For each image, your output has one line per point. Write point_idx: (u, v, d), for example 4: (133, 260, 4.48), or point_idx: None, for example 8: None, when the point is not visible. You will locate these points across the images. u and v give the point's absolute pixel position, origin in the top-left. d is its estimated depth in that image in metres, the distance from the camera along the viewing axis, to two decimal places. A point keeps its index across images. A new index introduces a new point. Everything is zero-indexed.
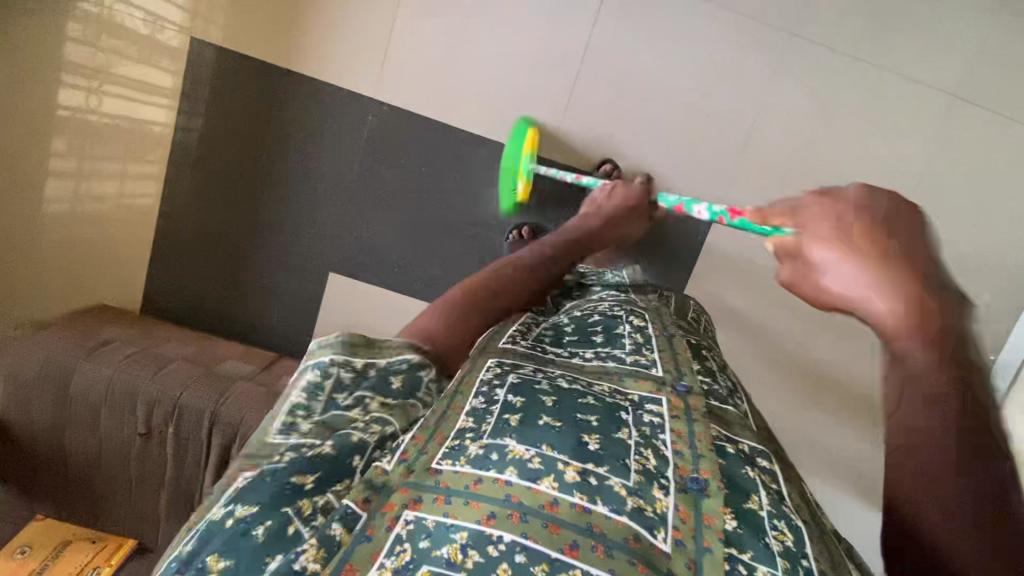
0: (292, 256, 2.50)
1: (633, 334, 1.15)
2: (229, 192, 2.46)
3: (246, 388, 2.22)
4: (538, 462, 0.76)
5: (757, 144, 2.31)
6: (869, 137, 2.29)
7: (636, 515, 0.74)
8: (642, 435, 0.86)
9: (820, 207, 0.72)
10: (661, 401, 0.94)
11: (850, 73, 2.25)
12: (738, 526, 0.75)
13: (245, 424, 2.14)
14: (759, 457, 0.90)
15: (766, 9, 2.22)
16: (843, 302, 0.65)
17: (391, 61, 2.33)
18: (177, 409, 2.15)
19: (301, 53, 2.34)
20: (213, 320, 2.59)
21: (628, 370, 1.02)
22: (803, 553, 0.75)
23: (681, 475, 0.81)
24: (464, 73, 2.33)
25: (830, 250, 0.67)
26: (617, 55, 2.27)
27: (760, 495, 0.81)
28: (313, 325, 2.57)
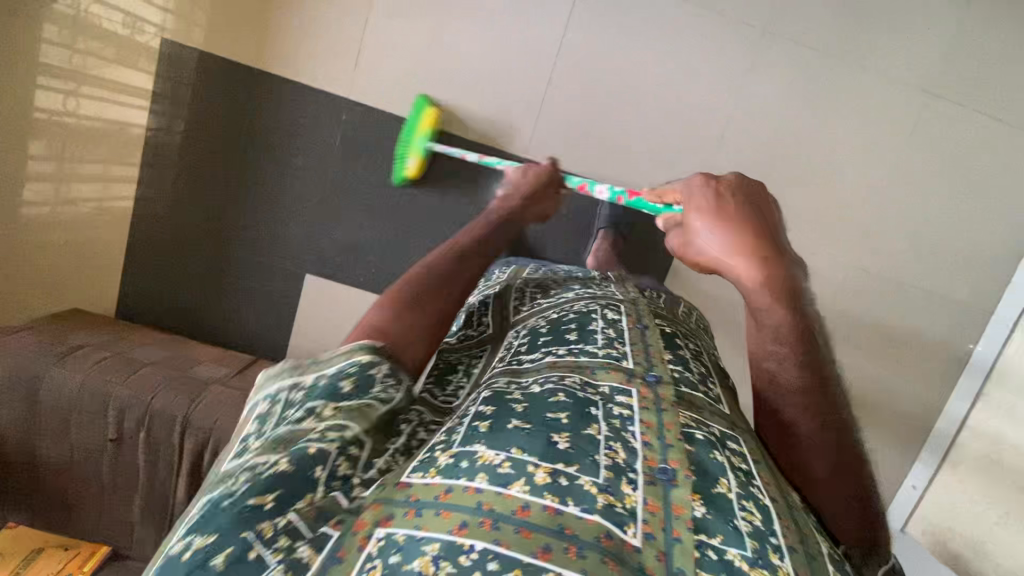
0: (270, 257, 2.50)
1: (606, 329, 1.16)
2: (210, 194, 2.45)
3: (219, 392, 2.23)
4: (507, 466, 0.76)
5: (728, 145, 2.35)
6: (842, 137, 2.31)
7: (606, 510, 0.73)
8: (613, 431, 0.87)
9: (700, 193, 1.09)
10: (631, 392, 0.96)
11: (821, 75, 2.28)
12: (705, 511, 0.76)
13: (217, 428, 2.15)
14: (731, 444, 0.93)
15: (738, 14, 2.26)
16: (710, 259, 1.05)
17: (364, 61, 2.35)
18: (149, 414, 2.15)
19: (277, 53, 2.33)
20: (191, 323, 2.58)
21: (600, 361, 1.03)
22: (771, 531, 0.78)
23: (650, 468, 0.82)
24: (442, 75, 2.35)
25: (704, 224, 1.05)
26: (592, 57, 2.32)
27: (728, 479, 0.83)
28: (292, 325, 2.57)
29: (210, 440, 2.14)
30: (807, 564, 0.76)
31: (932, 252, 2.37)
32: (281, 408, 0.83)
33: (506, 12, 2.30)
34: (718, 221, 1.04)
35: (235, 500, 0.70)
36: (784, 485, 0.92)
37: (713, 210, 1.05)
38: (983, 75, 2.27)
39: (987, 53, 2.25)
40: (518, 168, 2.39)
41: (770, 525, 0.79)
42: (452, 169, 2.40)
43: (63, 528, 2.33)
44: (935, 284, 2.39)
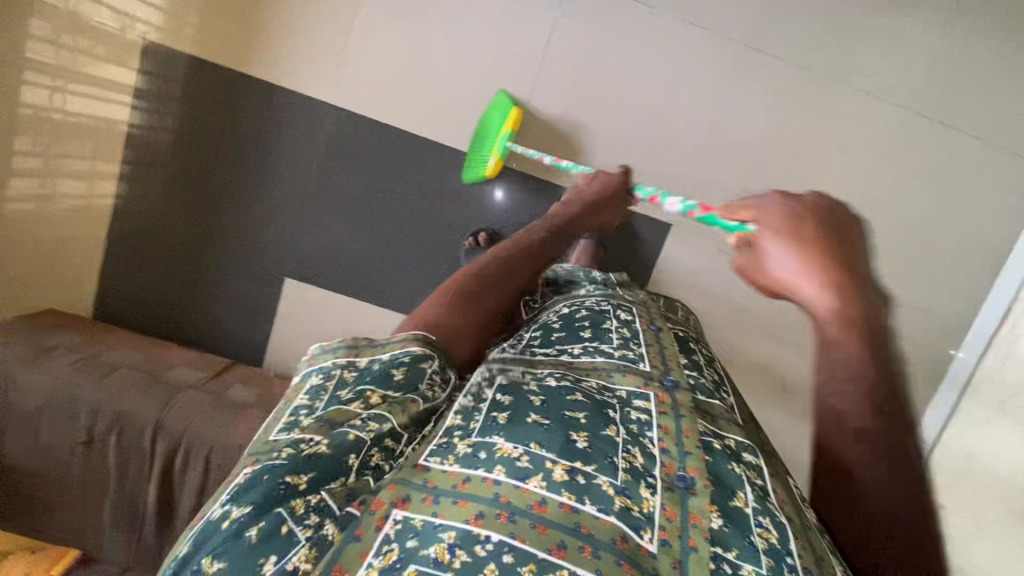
0: (251, 261, 2.46)
1: (621, 331, 1.18)
2: (197, 195, 2.41)
3: (193, 396, 2.20)
4: (526, 461, 0.78)
5: (713, 158, 2.31)
6: (826, 154, 2.31)
7: (622, 512, 0.76)
8: (633, 435, 0.89)
9: (778, 208, 0.88)
10: (649, 397, 0.98)
11: (807, 91, 2.26)
12: (723, 524, 0.77)
13: (190, 431, 2.12)
14: (747, 455, 0.93)
15: (730, 24, 2.21)
16: (783, 284, 0.81)
17: (348, 65, 2.30)
18: (121, 417, 2.11)
19: (263, 56, 2.31)
20: (171, 325, 2.53)
21: (617, 364, 1.06)
22: (789, 551, 0.77)
23: (668, 474, 0.84)
24: (426, 80, 2.30)
25: (779, 243, 0.82)
26: (578, 67, 2.26)
27: (746, 493, 0.83)
28: (272, 328, 2.53)
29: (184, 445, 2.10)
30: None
31: (909, 271, 2.39)
32: (335, 386, 0.83)
33: (492, 16, 2.24)
34: (790, 240, 0.81)
35: (277, 472, 0.71)
36: (799, 500, 0.92)
37: (786, 225, 0.83)
38: (969, 96, 2.25)
39: (974, 72, 2.23)
40: (500, 179, 2.34)
41: (789, 546, 0.78)
42: (434, 177, 2.36)
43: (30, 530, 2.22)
44: (911, 302, 2.41)
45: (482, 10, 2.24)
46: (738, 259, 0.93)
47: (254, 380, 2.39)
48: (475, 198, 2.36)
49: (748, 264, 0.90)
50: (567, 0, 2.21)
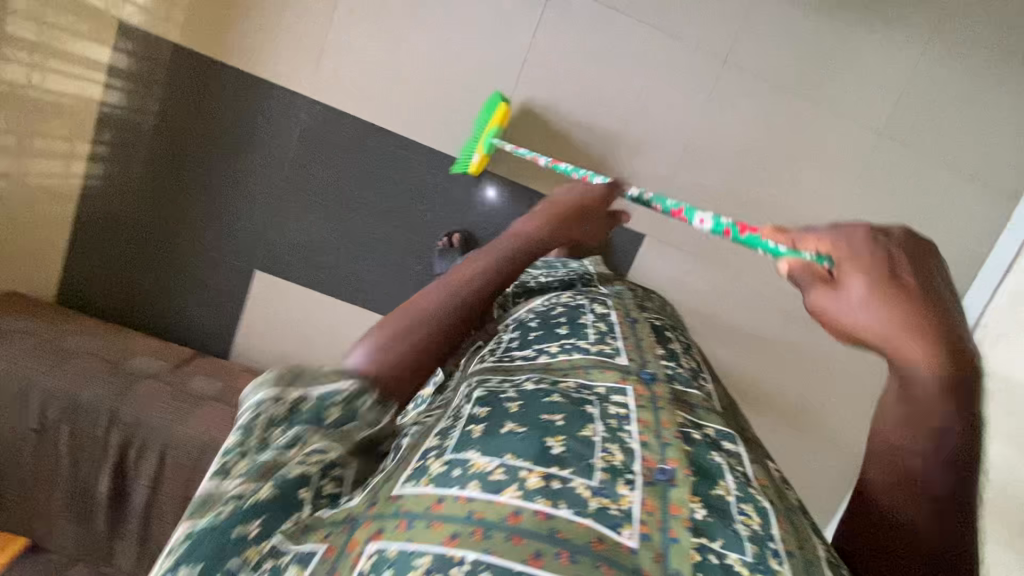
0: (220, 252, 2.40)
1: (597, 325, 1.21)
2: (175, 180, 2.35)
3: (151, 387, 2.12)
4: (500, 473, 0.75)
5: (689, 171, 2.27)
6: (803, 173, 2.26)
7: (601, 516, 0.72)
8: (611, 432, 0.88)
9: (861, 242, 0.76)
10: (626, 392, 0.99)
11: (787, 108, 2.22)
12: (705, 514, 0.76)
13: (146, 423, 2.03)
14: (724, 445, 0.94)
15: (708, 36, 2.17)
16: (873, 337, 0.70)
17: (326, 56, 2.25)
18: (75, 405, 2.03)
19: (240, 42, 2.24)
20: (139, 314, 2.47)
21: (593, 360, 1.08)
22: (770, 534, 0.77)
23: (646, 468, 0.82)
24: (405, 76, 2.25)
25: (868, 286, 0.72)
26: (559, 73, 2.22)
27: (727, 481, 0.84)
28: (239, 322, 2.47)
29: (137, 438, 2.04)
30: (806, 569, 0.74)
31: None
32: (265, 427, 0.75)
33: (473, 15, 2.20)
34: (885, 284, 0.71)
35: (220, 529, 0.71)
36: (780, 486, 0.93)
37: (876, 266, 0.73)
38: (954, 120, 2.22)
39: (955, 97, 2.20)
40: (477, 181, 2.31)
41: (770, 529, 0.78)
42: (410, 174, 2.31)
43: None
44: None
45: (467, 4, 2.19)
46: (813, 296, 0.75)
47: (215, 371, 2.31)
48: (451, 200, 2.32)
49: (823, 298, 0.74)
50: (548, 4, 2.18)
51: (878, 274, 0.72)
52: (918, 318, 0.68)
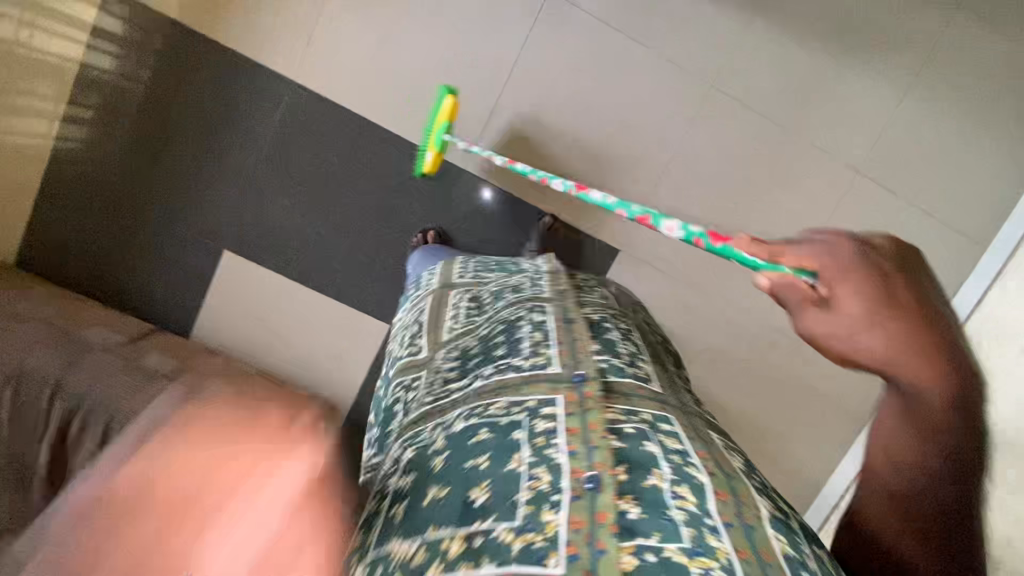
0: (194, 228, 2.36)
1: (532, 335, 1.12)
2: (157, 153, 2.31)
3: (99, 359, 1.91)
4: (421, 556, 0.77)
5: (672, 191, 2.32)
6: (779, 202, 2.32)
7: (524, 556, 0.71)
8: (535, 451, 0.85)
9: (849, 255, 0.74)
10: (554, 402, 0.93)
11: (766, 139, 2.28)
12: (637, 511, 0.75)
13: (96, 391, 1.78)
14: (655, 430, 0.91)
15: (692, 56, 2.23)
16: (872, 361, 0.70)
17: (320, 40, 2.24)
18: (19, 374, 1.73)
19: (238, 19, 2.22)
20: (103, 284, 2.39)
21: (524, 377, 1.00)
22: (707, 512, 0.77)
23: (573, 484, 0.78)
24: (399, 69, 2.26)
25: (861, 305, 0.70)
26: (548, 81, 2.26)
27: (661, 468, 0.82)
28: (206, 295, 2.41)
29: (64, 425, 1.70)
30: (745, 536, 0.75)
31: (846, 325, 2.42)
32: None
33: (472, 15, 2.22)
34: (887, 306, 0.70)
35: None
36: (748, 485, 0.87)
37: (871, 284, 0.71)
38: (931, 156, 2.26)
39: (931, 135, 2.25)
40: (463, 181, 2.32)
41: (706, 507, 0.77)
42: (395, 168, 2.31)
43: None
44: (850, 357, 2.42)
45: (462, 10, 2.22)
46: (805, 322, 0.73)
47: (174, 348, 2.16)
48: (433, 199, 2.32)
49: (830, 321, 0.71)
50: (542, 16, 2.21)
51: (870, 286, 0.71)
52: (917, 333, 0.68)
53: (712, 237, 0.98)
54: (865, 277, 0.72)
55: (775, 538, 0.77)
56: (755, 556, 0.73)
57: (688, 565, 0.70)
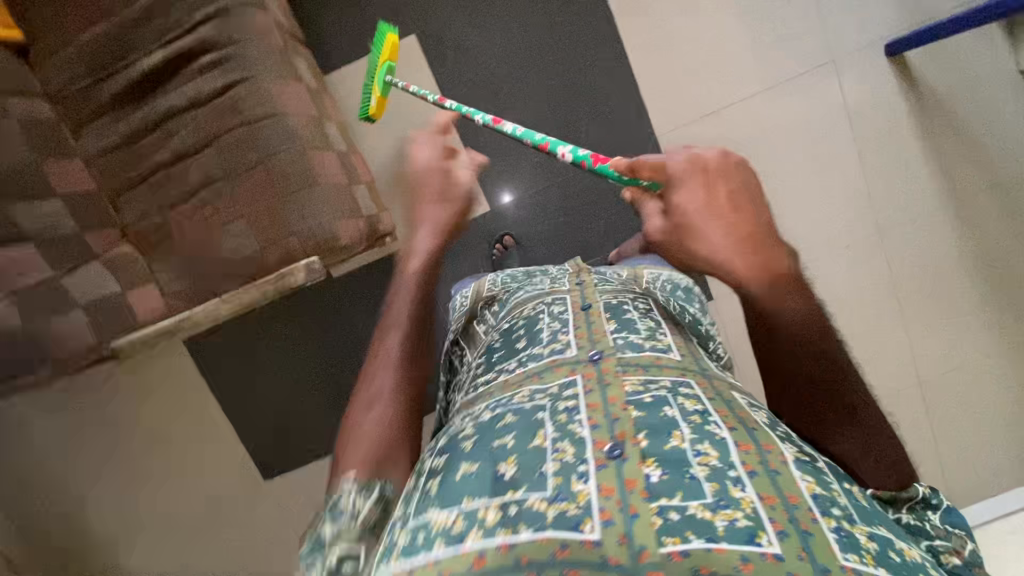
0: (289, 113, 1.37)
1: (549, 325, 0.75)
2: (342, 68, 1.68)
3: (299, 99, 1.40)
4: (461, 521, 0.50)
5: (896, 257, 1.59)
6: (965, 303, 1.59)
7: (559, 521, 0.47)
8: (505, 404, 0.63)
9: (691, 177, 0.68)
10: (574, 381, 0.62)
11: (965, 209, 1.57)
12: (664, 474, 0.49)
13: (288, 126, 1.36)
14: (680, 392, 0.59)
15: (922, 80, 1.54)
16: (707, 262, 0.68)
17: (485, 41, 1.64)
18: (241, 69, 1.33)
19: (409, 27, 1.65)
20: (155, 127, 1.36)
21: (539, 361, 0.68)
22: (731, 463, 0.50)
23: (595, 453, 0.52)
24: (550, 78, 1.63)
25: (696, 206, 0.67)
26: (702, 104, 1.61)
27: (680, 429, 0.54)
28: (270, 136, 1.34)
29: (235, 134, 1.34)
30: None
31: None
32: None
33: (724, 42, 1.59)
34: (714, 209, 0.67)
35: None
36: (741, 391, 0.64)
37: (701, 191, 0.67)
38: None
39: None
40: (634, 146, 1.63)
41: (732, 458, 0.51)
42: (542, 125, 1.65)
43: (44, 58, 1.33)
44: None
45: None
46: (652, 231, 0.72)
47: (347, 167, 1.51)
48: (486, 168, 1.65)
49: (671, 234, 0.70)
50: (792, 16, 1.56)
51: (707, 195, 0.67)
52: (739, 231, 0.67)
53: (594, 158, 0.89)
54: (721, 180, 0.68)
55: (807, 479, 0.51)
56: (785, 501, 0.47)
57: (712, 521, 0.45)
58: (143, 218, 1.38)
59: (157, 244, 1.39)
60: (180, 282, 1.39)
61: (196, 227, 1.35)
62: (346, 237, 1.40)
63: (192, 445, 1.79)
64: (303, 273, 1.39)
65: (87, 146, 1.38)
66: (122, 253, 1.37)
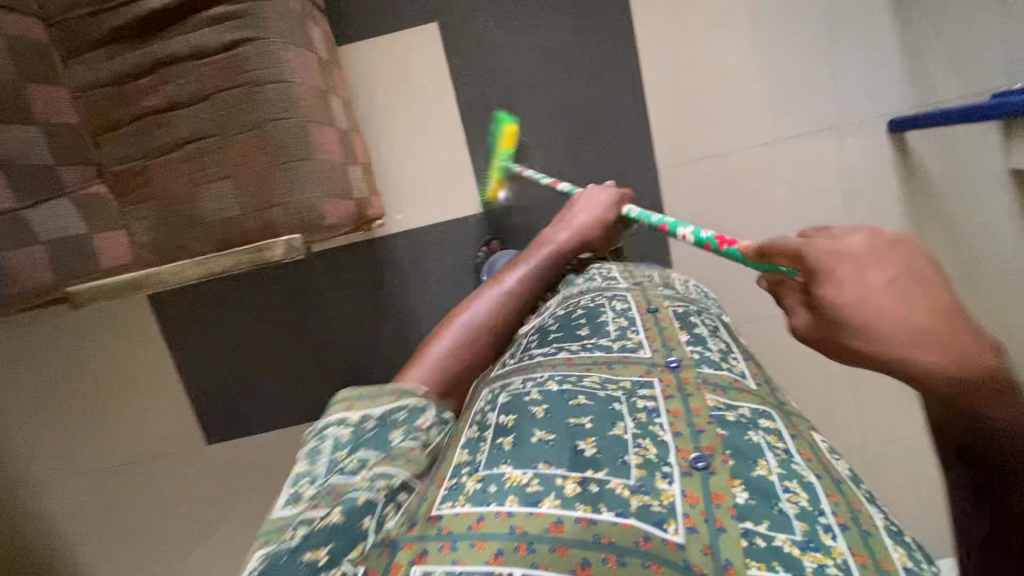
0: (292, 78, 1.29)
1: (617, 321, 0.97)
2: (358, 44, 1.64)
3: (301, 61, 1.32)
4: (536, 484, 0.64)
5: None
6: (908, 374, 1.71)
7: (643, 513, 0.60)
8: (577, 385, 0.80)
9: (835, 264, 0.55)
10: (652, 384, 0.82)
11: None
12: (750, 497, 0.63)
13: (296, 92, 1.28)
14: (764, 429, 0.73)
15: (913, 163, 1.61)
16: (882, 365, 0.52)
17: (508, 46, 1.63)
18: (254, 25, 1.24)
19: (433, 18, 1.63)
20: (151, 67, 1.26)
21: (614, 354, 0.88)
22: (822, 510, 0.62)
23: (681, 460, 0.68)
24: (566, 95, 1.64)
25: (843, 295, 0.54)
26: (707, 147, 1.64)
27: (767, 458, 0.67)
28: (270, 101, 1.26)
29: (235, 92, 1.26)
30: None
31: None
32: None
33: (739, 89, 1.62)
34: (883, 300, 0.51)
35: None
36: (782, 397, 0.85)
37: (851, 278, 0.53)
38: None
39: None
40: (639, 174, 1.65)
41: (822, 504, 0.62)
42: (551, 139, 1.66)
43: None
44: None
45: (876, 52, 1.59)
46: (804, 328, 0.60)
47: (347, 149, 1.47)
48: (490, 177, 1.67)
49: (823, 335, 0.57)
50: (806, 74, 1.60)
51: (860, 282, 0.53)
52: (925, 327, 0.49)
53: (720, 241, 0.97)
54: (879, 262, 0.53)
55: (899, 550, 0.59)
56: (876, 561, 0.57)
57: (802, 558, 0.56)
58: (125, 161, 1.32)
59: (134, 190, 1.33)
60: (150, 232, 1.33)
61: (179, 179, 1.30)
62: (331, 213, 1.35)
63: (151, 393, 1.80)
64: (281, 249, 1.31)
65: (76, 78, 1.29)
66: (96, 193, 1.32)
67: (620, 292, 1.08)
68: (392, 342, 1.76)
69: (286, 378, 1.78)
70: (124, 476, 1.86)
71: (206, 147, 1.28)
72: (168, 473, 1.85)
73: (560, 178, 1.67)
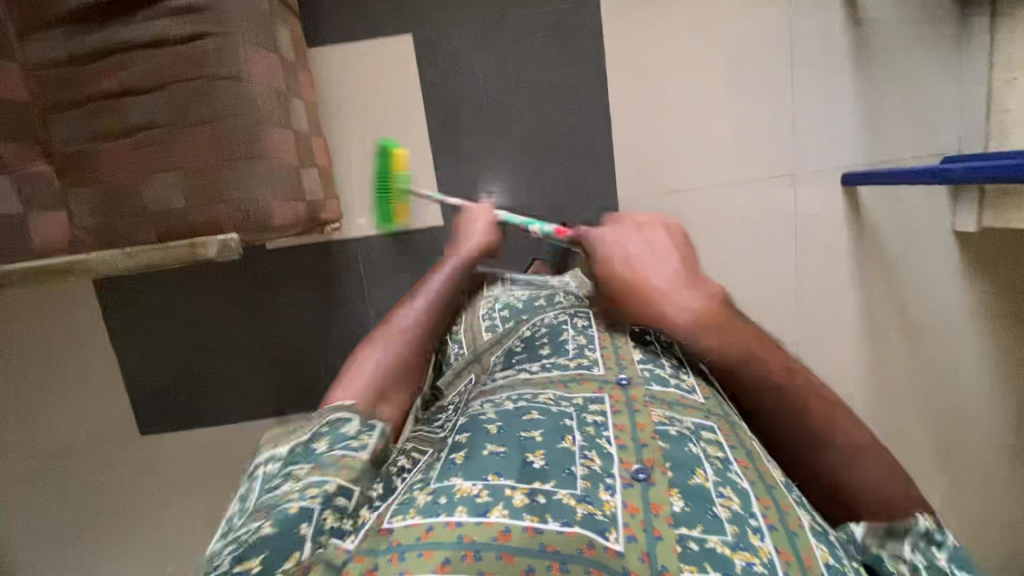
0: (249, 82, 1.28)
1: (576, 340, 0.98)
2: (330, 47, 1.63)
3: (269, 67, 1.34)
4: (485, 495, 0.62)
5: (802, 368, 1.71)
6: None
7: (585, 520, 0.60)
8: (531, 403, 0.81)
9: None
10: (603, 399, 0.82)
11: (874, 341, 1.70)
12: (686, 505, 0.65)
13: (256, 94, 1.29)
14: (704, 440, 0.76)
15: (866, 216, 1.65)
16: None
17: (480, 64, 1.63)
18: (214, 22, 1.23)
19: (407, 29, 1.63)
20: (104, 53, 1.24)
21: (569, 372, 0.89)
22: (753, 514, 0.66)
23: (623, 471, 0.69)
24: (533, 117, 1.64)
25: None
26: (668, 181, 1.66)
27: (704, 469, 0.70)
28: (224, 101, 1.25)
29: (191, 87, 1.24)
30: None
31: None
32: None
33: (703, 128, 1.64)
34: None
35: None
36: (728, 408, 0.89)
37: None
38: None
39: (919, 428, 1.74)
40: (598, 203, 1.67)
41: (751, 508, 0.67)
42: (515, 160, 1.66)
43: None
44: None
45: (838, 105, 1.62)
46: None
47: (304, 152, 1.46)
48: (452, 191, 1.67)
49: None
50: (769, 121, 1.63)
51: None
52: None
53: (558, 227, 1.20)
54: None
55: (821, 547, 0.65)
56: (800, 560, 0.62)
57: (732, 558, 0.59)
58: (72, 142, 1.28)
59: (78, 173, 1.29)
60: (93, 216, 1.30)
61: (127, 167, 1.27)
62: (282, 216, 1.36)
63: (85, 380, 1.74)
64: (214, 248, 1.28)
65: (29, 55, 1.26)
66: (38, 173, 1.28)
67: (582, 309, 1.09)
68: (337, 349, 1.73)
69: (229, 374, 1.74)
70: (49, 463, 1.79)
71: (156, 138, 1.26)
72: (96, 463, 1.79)
73: (521, 197, 1.67)
